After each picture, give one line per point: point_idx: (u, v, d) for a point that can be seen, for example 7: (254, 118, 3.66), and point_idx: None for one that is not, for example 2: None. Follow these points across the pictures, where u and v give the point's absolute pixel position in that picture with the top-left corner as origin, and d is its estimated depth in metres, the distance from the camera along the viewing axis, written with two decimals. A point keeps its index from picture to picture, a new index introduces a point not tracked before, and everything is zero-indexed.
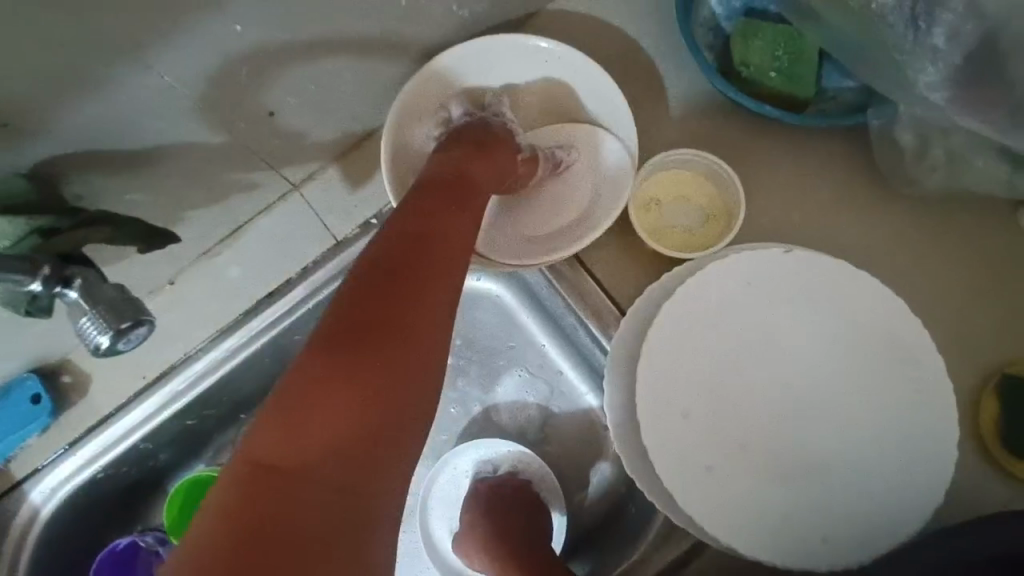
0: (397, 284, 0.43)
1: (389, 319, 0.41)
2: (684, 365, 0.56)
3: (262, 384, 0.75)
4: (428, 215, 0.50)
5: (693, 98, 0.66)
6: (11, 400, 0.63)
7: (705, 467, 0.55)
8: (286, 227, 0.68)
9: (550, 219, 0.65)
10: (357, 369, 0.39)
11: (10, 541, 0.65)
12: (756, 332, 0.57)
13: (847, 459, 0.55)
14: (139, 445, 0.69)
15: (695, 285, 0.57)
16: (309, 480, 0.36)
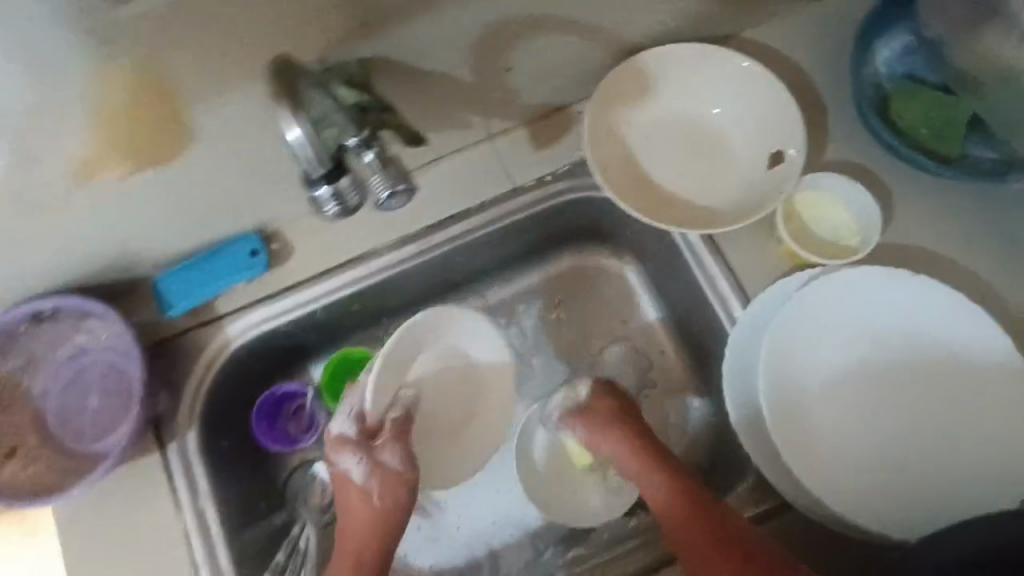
0: (374, 491, 0.74)
1: (386, 513, 0.75)
2: (797, 341, 0.70)
3: (417, 292, 0.88)
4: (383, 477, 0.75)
5: (850, 136, 0.76)
6: (236, 250, 0.78)
7: (798, 423, 0.69)
8: (476, 167, 0.81)
9: (703, 209, 0.75)
10: (348, 535, 0.75)
11: (204, 362, 0.79)
12: (863, 333, 0.70)
13: (903, 452, 0.68)
14: (314, 314, 0.82)
15: (827, 283, 0.70)
16: (357, 573, 0.73)
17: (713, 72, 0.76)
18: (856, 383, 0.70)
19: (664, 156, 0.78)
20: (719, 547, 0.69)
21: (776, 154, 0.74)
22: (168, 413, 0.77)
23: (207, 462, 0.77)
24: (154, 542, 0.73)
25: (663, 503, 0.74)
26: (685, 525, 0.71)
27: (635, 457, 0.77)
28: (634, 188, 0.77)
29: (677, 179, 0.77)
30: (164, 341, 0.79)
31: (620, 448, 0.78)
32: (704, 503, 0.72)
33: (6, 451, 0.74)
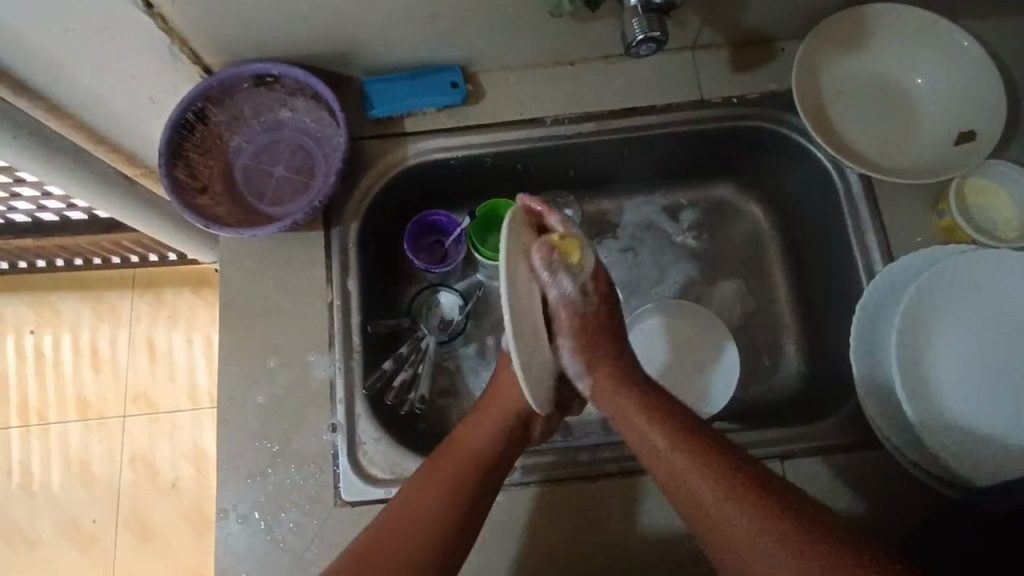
0: (490, 416, 0.72)
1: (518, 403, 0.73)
2: (936, 299, 0.71)
3: (573, 174, 0.95)
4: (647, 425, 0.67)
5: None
6: (439, 78, 0.86)
7: (914, 371, 0.70)
8: (671, 71, 0.87)
9: (881, 165, 0.80)
10: (449, 456, 0.70)
11: (381, 166, 0.86)
12: (999, 309, 0.72)
13: (1008, 426, 0.69)
14: (486, 158, 0.89)
15: (984, 254, 0.71)
16: (469, 452, 0.69)
17: (928, 44, 0.80)
18: (976, 353, 0.71)
19: (857, 110, 0.82)
20: (723, 495, 0.60)
21: (964, 134, 0.78)
22: (339, 199, 0.84)
23: (360, 254, 0.84)
24: (302, 303, 0.80)
25: (671, 468, 0.64)
26: (685, 476, 0.63)
27: (645, 425, 0.67)
28: (826, 129, 0.81)
29: (865, 133, 0.82)
30: (351, 139, 0.86)
31: (627, 402, 0.69)
32: (697, 470, 0.62)
33: (199, 187, 0.82)
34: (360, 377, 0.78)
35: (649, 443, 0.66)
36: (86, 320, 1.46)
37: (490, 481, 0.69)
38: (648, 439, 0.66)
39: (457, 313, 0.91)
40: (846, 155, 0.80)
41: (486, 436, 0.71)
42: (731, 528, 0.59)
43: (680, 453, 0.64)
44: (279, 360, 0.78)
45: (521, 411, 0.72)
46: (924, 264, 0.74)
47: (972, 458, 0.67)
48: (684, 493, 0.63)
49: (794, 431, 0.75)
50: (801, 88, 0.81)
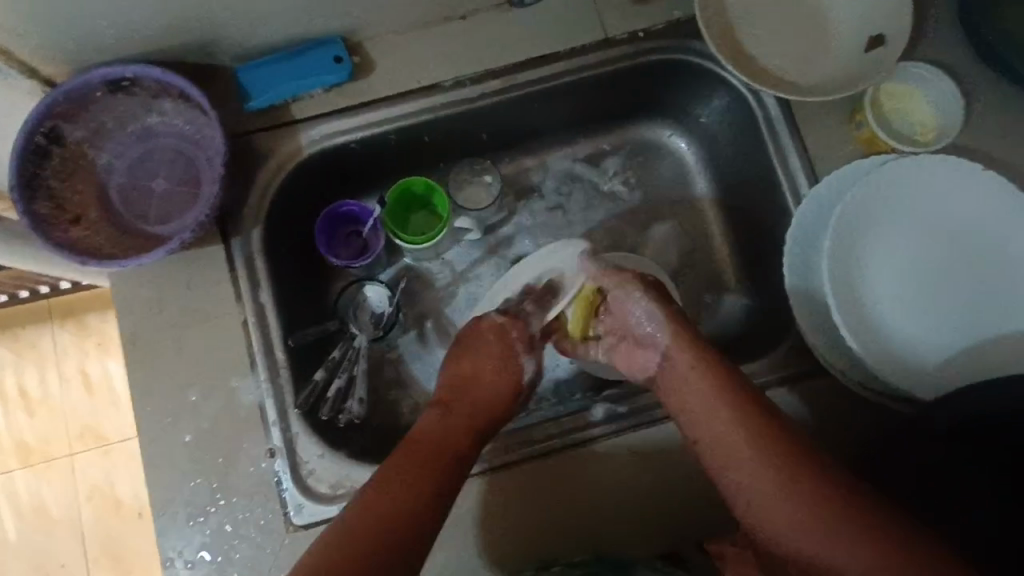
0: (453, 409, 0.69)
1: (491, 398, 0.71)
2: (863, 219, 0.70)
3: (485, 138, 0.90)
4: (709, 411, 0.65)
5: (936, 35, 0.77)
6: (319, 53, 0.77)
7: (852, 296, 0.69)
8: (570, 11, 0.81)
9: (795, 85, 0.76)
10: (412, 455, 0.64)
11: (274, 163, 0.78)
12: (921, 219, 0.71)
13: (941, 332, 0.69)
14: (388, 136, 0.82)
15: (902, 163, 0.69)
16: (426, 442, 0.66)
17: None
18: (906, 268, 0.71)
19: (765, 28, 0.78)
20: (778, 479, 0.59)
21: (874, 40, 0.75)
22: (233, 207, 0.77)
23: (268, 261, 0.77)
24: (213, 326, 0.74)
25: (743, 461, 0.62)
26: (737, 462, 0.62)
27: (706, 406, 0.65)
28: (737, 55, 0.77)
29: (777, 50, 0.78)
30: (236, 136, 0.77)
31: (693, 372, 0.67)
32: (743, 455, 0.62)
33: (71, 217, 0.73)
34: (291, 394, 0.73)
35: (701, 419, 0.65)
36: (6, 363, 1.34)
37: (437, 503, 0.61)
38: (704, 410, 0.65)
39: (387, 305, 0.85)
40: (760, 78, 0.77)
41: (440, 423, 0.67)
42: (786, 512, 0.58)
43: (765, 448, 0.61)
44: (200, 390, 0.72)
45: (487, 406, 0.70)
46: (847, 184, 0.73)
47: (917, 376, 0.67)
48: (752, 493, 0.60)
49: (738, 371, 0.75)
50: (705, 15, 0.77)
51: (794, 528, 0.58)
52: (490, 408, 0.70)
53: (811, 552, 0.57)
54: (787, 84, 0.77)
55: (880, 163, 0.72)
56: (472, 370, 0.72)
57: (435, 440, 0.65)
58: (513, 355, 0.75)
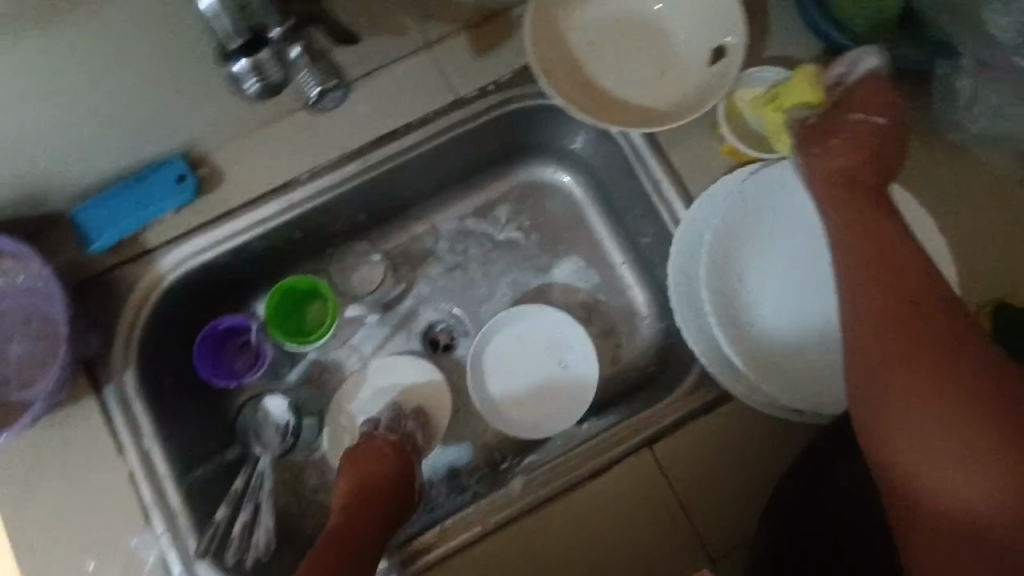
0: (348, 492, 0.71)
1: (394, 488, 0.72)
2: (739, 236, 0.70)
3: (361, 219, 0.86)
4: (892, 341, 0.55)
5: (780, 32, 0.75)
6: (159, 177, 0.74)
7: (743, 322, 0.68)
8: (412, 79, 0.78)
9: (650, 112, 0.75)
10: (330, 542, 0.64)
11: (135, 297, 0.74)
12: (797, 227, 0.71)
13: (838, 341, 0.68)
14: (254, 243, 0.78)
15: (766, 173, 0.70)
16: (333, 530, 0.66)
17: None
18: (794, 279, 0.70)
19: (609, 58, 0.76)
20: (904, 378, 0.53)
21: (716, 52, 0.74)
22: (100, 354, 0.72)
23: (147, 400, 0.73)
24: (99, 484, 0.69)
25: (873, 340, 0.56)
26: (887, 379, 0.54)
27: (906, 359, 0.53)
28: (587, 95, 0.75)
29: (626, 79, 0.76)
30: (91, 278, 0.74)
31: (902, 325, 0.55)
32: (906, 359, 0.53)
33: None
34: (194, 539, 0.69)
35: (904, 377, 0.53)
36: None
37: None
38: (865, 300, 0.58)
39: (287, 415, 0.82)
40: (615, 113, 0.74)
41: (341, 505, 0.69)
42: (937, 450, 0.51)
43: (860, 298, 0.58)
44: (95, 557, 0.68)
45: (392, 490, 0.71)
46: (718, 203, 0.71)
47: (813, 386, 0.67)
48: (907, 426, 0.52)
49: (654, 412, 0.71)
50: (545, 61, 0.74)
51: (967, 472, 0.50)
52: (397, 495, 0.71)
53: (935, 481, 0.51)
54: (642, 112, 0.75)
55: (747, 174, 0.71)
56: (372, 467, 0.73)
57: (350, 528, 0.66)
58: (406, 453, 0.76)
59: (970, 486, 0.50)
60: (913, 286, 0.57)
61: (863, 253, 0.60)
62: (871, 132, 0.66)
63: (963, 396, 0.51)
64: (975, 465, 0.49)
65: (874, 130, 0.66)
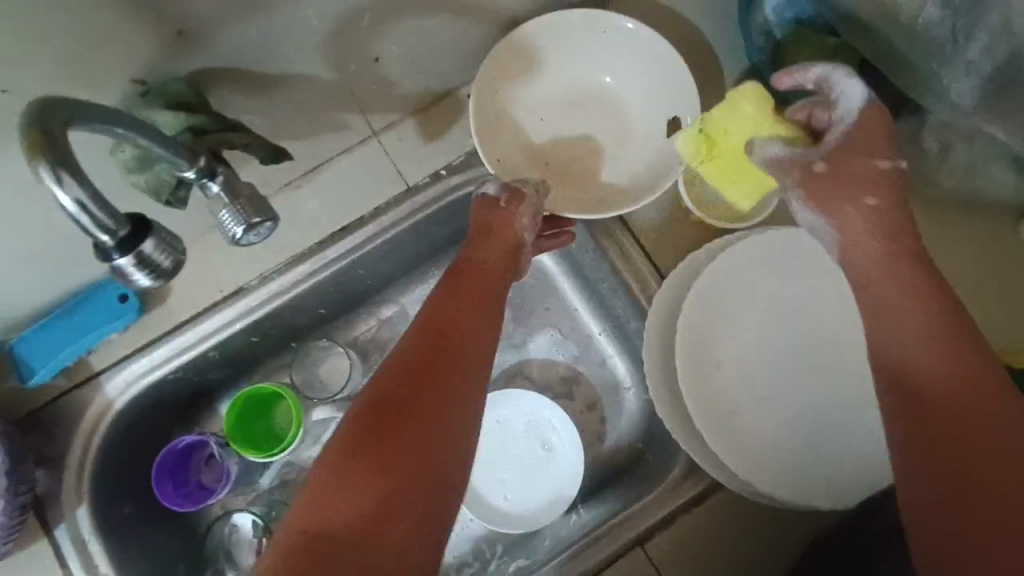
0: (418, 327, 0.61)
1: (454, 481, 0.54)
2: (701, 328, 0.67)
3: (322, 313, 0.82)
4: (877, 290, 0.54)
5: None
6: (101, 297, 0.70)
7: (717, 406, 0.66)
8: (361, 170, 0.75)
9: (603, 194, 0.73)
10: (375, 464, 0.51)
11: (85, 426, 0.70)
12: (759, 316, 0.68)
13: (813, 430, 0.66)
14: (209, 353, 0.75)
15: (723, 263, 0.67)
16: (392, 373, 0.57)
17: (598, 39, 0.72)
18: (762, 370, 0.68)
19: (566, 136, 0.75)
20: (889, 328, 0.53)
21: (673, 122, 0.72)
22: (49, 492, 0.68)
23: (103, 537, 0.68)
24: None
25: (910, 322, 0.52)
26: (913, 343, 0.52)
27: (910, 312, 0.52)
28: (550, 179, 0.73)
29: (585, 157, 0.74)
30: (36, 411, 0.70)
31: (875, 252, 0.55)
32: (891, 304, 0.53)
33: None
34: None
35: (891, 323, 0.53)
36: None
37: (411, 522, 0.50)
38: (894, 298, 0.53)
39: (257, 533, 0.77)
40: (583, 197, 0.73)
41: (405, 356, 0.58)
42: (932, 355, 0.51)
43: (858, 261, 0.56)
44: None
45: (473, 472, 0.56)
46: (683, 287, 0.68)
47: (801, 466, 0.64)
48: (905, 354, 0.52)
49: (641, 508, 0.66)
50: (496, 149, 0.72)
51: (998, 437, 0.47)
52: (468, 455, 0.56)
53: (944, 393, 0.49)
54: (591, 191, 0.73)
55: (699, 265, 0.68)
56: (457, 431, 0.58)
57: (392, 422, 0.53)
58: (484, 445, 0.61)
59: (929, 368, 0.50)
60: (898, 249, 0.55)
61: (865, 246, 0.56)
62: (882, 176, 0.57)
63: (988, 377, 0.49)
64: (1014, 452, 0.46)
65: (882, 181, 0.57)
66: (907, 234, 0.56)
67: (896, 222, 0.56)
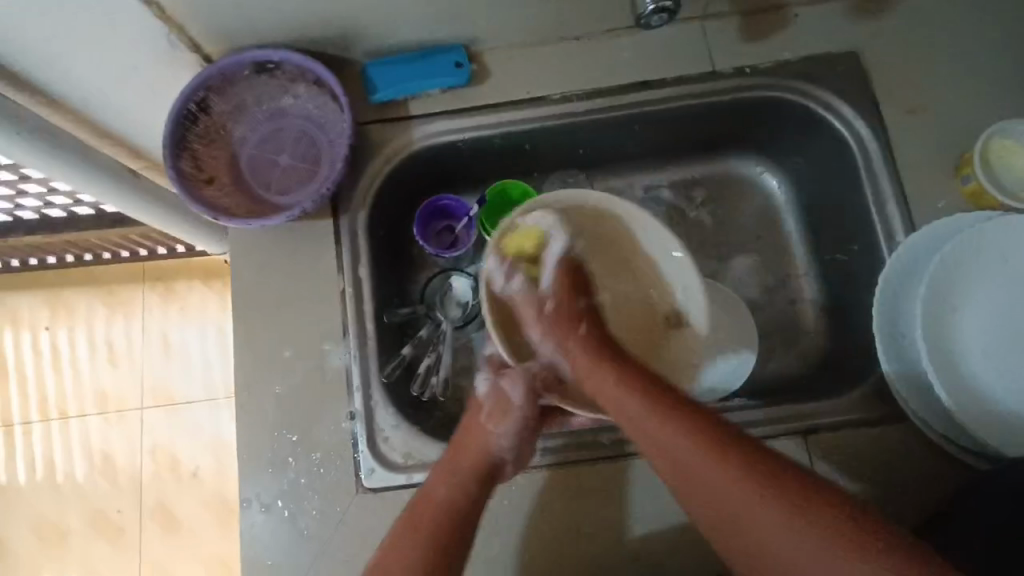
0: (450, 463, 0.72)
1: (479, 457, 0.72)
2: (956, 271, 0.70)
3: (582, 156, 0.92)
4: (684, 475, 0.63)
5: None
6: (443, 58, 0.83)
7: (938, 346, 0.70)
8: (680, 41, 0.84)
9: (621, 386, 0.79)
10: (397, 541, 0.67)
11: (387, 152, 0.84)
12: (1002, 285, 0.71)
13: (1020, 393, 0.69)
14: (494, 139, 0.86)
15: (994, 226, 0.70)
16: (440, 509, 0.68)
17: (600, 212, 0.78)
18: (985, 331, 0.71)
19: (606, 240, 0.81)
20: (743, 512, 0.59)
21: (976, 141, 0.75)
22: (346, 189, 0.83)
23: (369, 239, 0.83)
24: (314, 295, 0.80)
25: (696, 476, 0.62)
26: (722, 487, 0.60)
27: (700, 467, 0.61)
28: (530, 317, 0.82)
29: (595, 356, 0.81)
30: (357, 124, 0.84)
31: (674, 446, 0.63)
32: (726, 515, 0.60)
33: (205, 178, 0.81)
34: (375, 366, 0.79)
35: (694, 485, 0.62)
36: (97, 316, 1.46)
37: (469, 518, 0.69)
38: (654, 437, 0.65)
39: (471, 296, 0.90)
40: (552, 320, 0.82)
41: (448, 484, 0.70)
42: (766, 523, 0.58)
43: (709, 471, 0.61)
44: (294, 349, 0.79)
45: (488, 458, 0.72)
46: (947, 234, 0.73)
47: (996, 418, 0.68)
48: (742, 538, 0.59)
49: (813, 407, 0.75)
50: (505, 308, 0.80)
51: (784, 536, 0.57)
52: (470, 512, 0.70)
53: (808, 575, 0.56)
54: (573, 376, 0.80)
55: (940, 233, 0.73)
56: (472, 460, 0.72)
57: (431, 509, 0.68)
58: (503, 415, 0.76)
59: (785, 545, 0.57)
60: (742, 454, 0.61)
61: (678, 426, 0.64)
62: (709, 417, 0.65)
63: (743, 477, 0.60)
64: (802, 543, 0.56)
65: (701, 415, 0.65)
66: (756, 461, 0.60)
67: (676, 470, 0.63)
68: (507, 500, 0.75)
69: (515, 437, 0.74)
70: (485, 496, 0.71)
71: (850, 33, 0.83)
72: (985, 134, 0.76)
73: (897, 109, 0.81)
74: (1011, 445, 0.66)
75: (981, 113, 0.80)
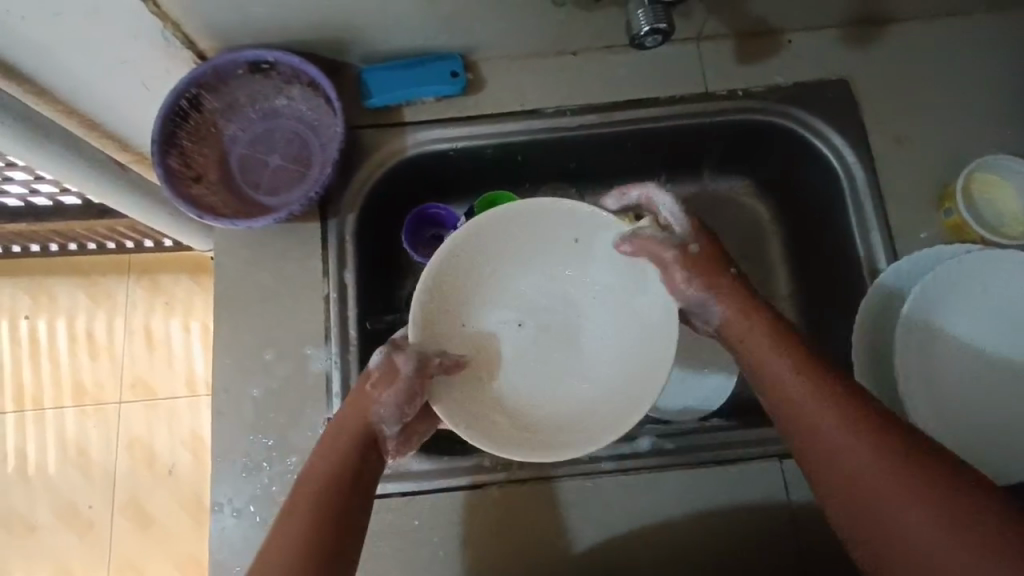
0: (333, 435, 0.62)
1: (363, 421, 0.63)
2: (936, 299, 0.71)
3: (575, 170, 0.92)
4: (763, 349, 0.61)
5: None
6: (438, 66, 0.84)
7: (914, 373, 0.70)
8: (675, 61, 0.85)
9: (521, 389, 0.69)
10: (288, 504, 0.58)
11: (378, 158, 0.84)
12: (980, 316, 0.72)
13: (992, 421, 0.70)
14: (486, 149, 0.86)
15: (975, 258, 0.71)
16: (318, 483, 0.58)
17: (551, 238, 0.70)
18: (961, 360, 0.72)
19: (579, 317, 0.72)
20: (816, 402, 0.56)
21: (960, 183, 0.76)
22: (336, 193, 0.83)
23: (357, 244, 0.83)
24: (298, 297, 0.80)
25: (780, 378, 0.59)
26: (793, 384, 0.58)
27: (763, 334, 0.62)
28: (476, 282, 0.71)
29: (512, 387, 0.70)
30: (349, 128, 0.84)
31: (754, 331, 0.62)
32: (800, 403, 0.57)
33: (193, 175, 0.81)
34: (357, 370, 0.79)
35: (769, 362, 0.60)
36: (80, 307, 1.44)
37: (355, 498, 0.59)
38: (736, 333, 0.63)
39: None
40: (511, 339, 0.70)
41: (331, 457, 0.60)
42: (830, 428, 0.55)
43: (772, 358, 0.60)
44: (275, 352, 0.78)
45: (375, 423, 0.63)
46: (928, 262, 0.74)
47: (968, 444, 0.69)
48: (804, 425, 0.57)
49: None
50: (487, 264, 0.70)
51: (918, 509, 0.50)
52: (351, 491, 0.59)
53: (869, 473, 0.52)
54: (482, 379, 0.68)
55: (922, 262, 0.74)
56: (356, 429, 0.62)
57: (314, 490, 0.58)
58: (390, 384, 0.63)
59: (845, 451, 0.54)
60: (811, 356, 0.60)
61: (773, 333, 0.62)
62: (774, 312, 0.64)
63: (880, 450, 0.53)
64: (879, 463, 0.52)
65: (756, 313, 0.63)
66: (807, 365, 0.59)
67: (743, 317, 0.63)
68: (485, 512, 0.75)
69: (400, 410, 0.63)
70: (373, 476, 0.62)
71: (843, 60, 0.84)
72: (974, 164, 0.77)
73: (886, 138, 0.82)
74: (981, 470, 0.68)
75: (967, 145, 0.81)
